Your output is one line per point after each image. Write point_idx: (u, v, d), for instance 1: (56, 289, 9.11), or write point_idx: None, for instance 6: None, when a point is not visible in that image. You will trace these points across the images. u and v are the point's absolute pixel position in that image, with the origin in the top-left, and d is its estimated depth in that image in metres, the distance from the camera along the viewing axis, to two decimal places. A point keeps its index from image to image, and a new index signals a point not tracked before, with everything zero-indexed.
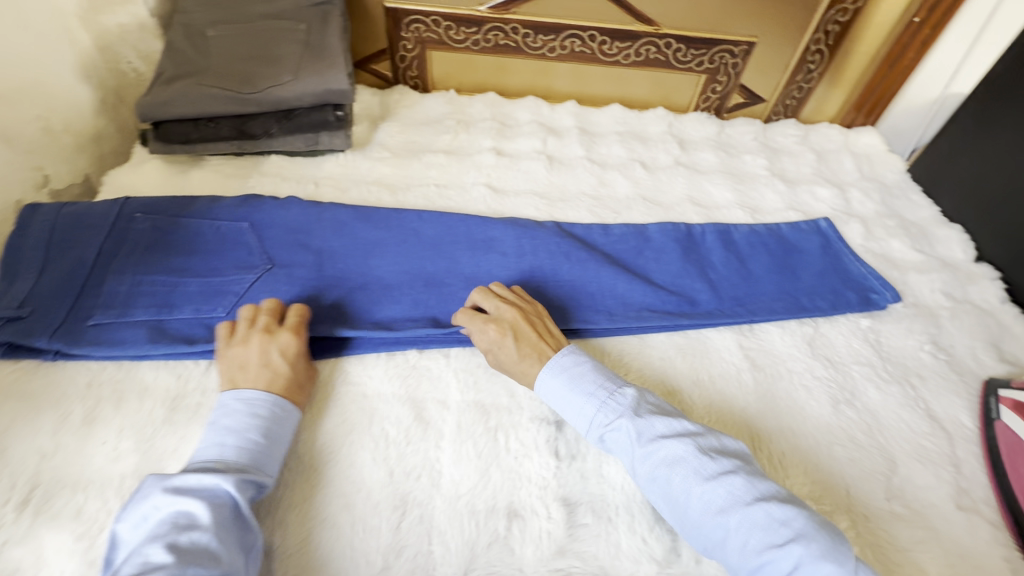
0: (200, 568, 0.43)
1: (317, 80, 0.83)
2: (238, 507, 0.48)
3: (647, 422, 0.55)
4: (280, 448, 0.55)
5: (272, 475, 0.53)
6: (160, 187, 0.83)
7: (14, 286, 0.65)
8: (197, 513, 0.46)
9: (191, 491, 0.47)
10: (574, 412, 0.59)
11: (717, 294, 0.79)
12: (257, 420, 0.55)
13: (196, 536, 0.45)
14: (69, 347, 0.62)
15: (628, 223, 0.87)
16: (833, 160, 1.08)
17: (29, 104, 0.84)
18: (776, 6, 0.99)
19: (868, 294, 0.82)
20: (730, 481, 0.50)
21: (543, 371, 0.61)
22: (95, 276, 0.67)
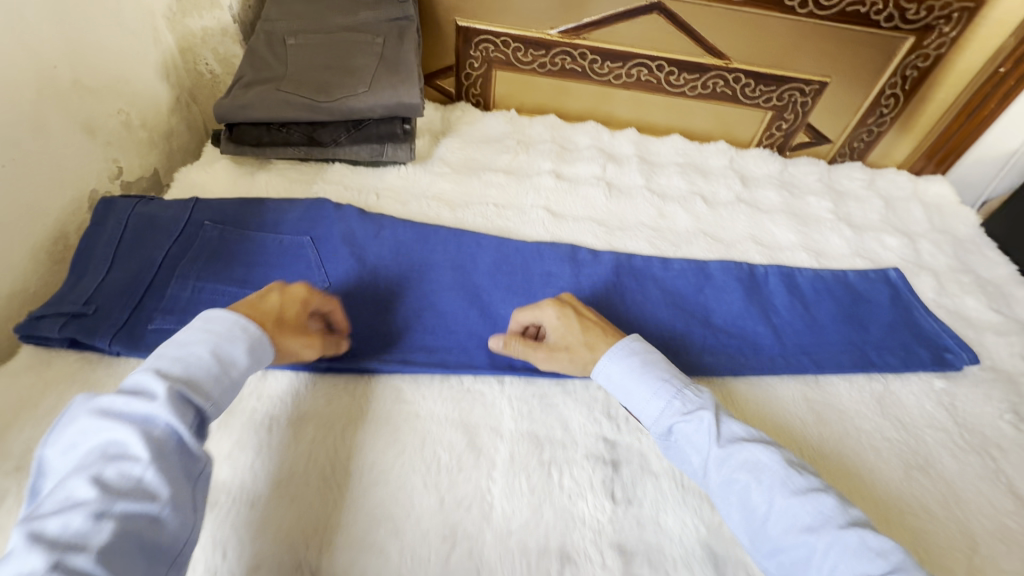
0: (131, 505, 0.39)
1: (390, 94, 0.84)
2: (176, 436, 0.44)
3: (725, 425, 0.55)
4: (231, 367, 0.51)
5: (220, 397, 0.49)
6: (228, 187, 0.84)
7: (79, 287, 0.66)
8: (127, 443, 0.41)
9: (123, 416, 0.43)
10: (643, 401, 0.59)
11: (782, 340, 0.76)
12: (207, 338, 0.50)
13: (127, 467, 0.41)
14: (129, 350, 0.61)
15: (689, 259, 0.84)
16: (901, 208, 1.04)
17: (112, 97, 0.87)
18: (855, 47, 0.96)
19: (943, 353, 0.77)
20: (820, 500, 0.49)
21: (608, 354, 0.62)
22: (159, 282, 0.68)
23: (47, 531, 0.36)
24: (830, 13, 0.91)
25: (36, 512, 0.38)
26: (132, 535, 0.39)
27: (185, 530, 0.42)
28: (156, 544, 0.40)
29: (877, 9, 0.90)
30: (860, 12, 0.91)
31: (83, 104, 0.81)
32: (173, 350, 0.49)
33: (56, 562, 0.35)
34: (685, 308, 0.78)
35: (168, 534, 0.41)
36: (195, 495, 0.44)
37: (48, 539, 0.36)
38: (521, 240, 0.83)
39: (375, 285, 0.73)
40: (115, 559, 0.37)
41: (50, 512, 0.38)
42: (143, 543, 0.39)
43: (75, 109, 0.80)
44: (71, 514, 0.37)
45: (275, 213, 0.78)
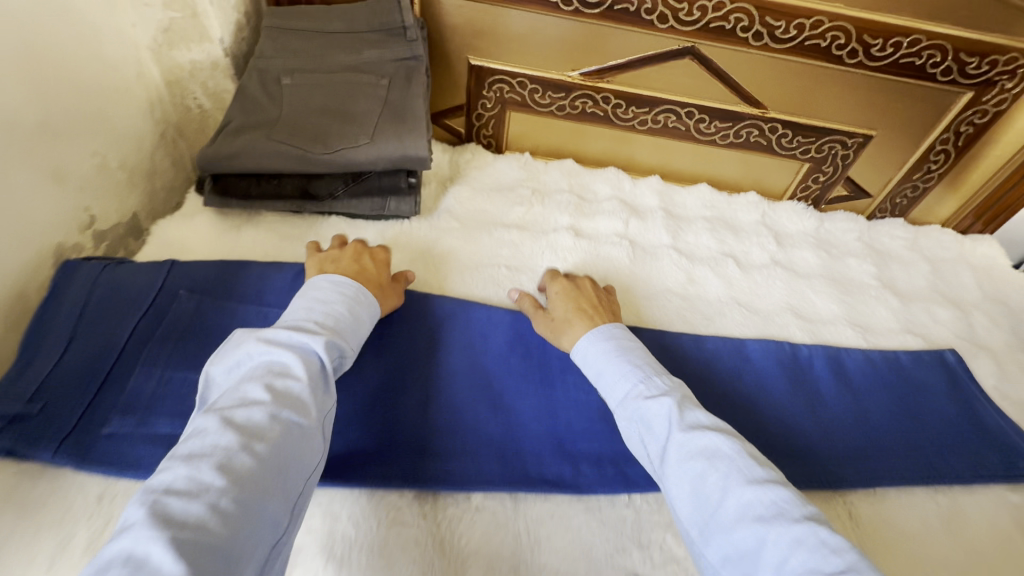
0: (293, 413, 0.46)
1: (394, 145, 0.75)
2: (323, 368, 0.51)
3: (690, 413, 0.53)
4: (359, 324, 0.59)
5: (352, 345, 0.57)
6: (212, 247, 0.76)
7: (26, 375, 0.57)
8: (290, 364, 0.49)
9: (286, 344, 0.51)
10: (610, 384, 0.59)
11: (831, 439, 0.68)
12: (344, 297, 0.59)
13: (289, 384, 0.48)
14: (75, 463, 0.53)
15: (723, 337, 0.76)
16: (949, 272, 0.94)
17: (89, 138, 0.78)
18: (905, 100, 0.87)
19: (1015, 458, 0.69)
20: (777, 492, 0.44)
21: (587, 335, 0.65)
22: (120, 369, 0.60)
23: (234, 418, 0.43)
24: (882, 64, 0.83)
25: (218, 404, 0.45)
26: (292, 439, 0.45)
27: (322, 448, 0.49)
28: (305, 452, 0.46)
29: (934, 61, 0.82)
30: (915, 63, 0.83)
31: (52, 150, 0.72)
32: (316, 303, 0.58)
33: (245, 443, 0.42)
34: (722, 398, 0.70)
35: (314, 446, 0.47)
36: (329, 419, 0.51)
37: (236, 425, 0.43)
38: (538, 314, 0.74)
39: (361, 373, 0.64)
40: (282, 454, 0.44)
41: (233, 406, 0.45)
42: (299, 449, 0.45)
43: (43, 157, 0.70)
44: (251, 409, 0.44)
45: (260, 284, 0.70)
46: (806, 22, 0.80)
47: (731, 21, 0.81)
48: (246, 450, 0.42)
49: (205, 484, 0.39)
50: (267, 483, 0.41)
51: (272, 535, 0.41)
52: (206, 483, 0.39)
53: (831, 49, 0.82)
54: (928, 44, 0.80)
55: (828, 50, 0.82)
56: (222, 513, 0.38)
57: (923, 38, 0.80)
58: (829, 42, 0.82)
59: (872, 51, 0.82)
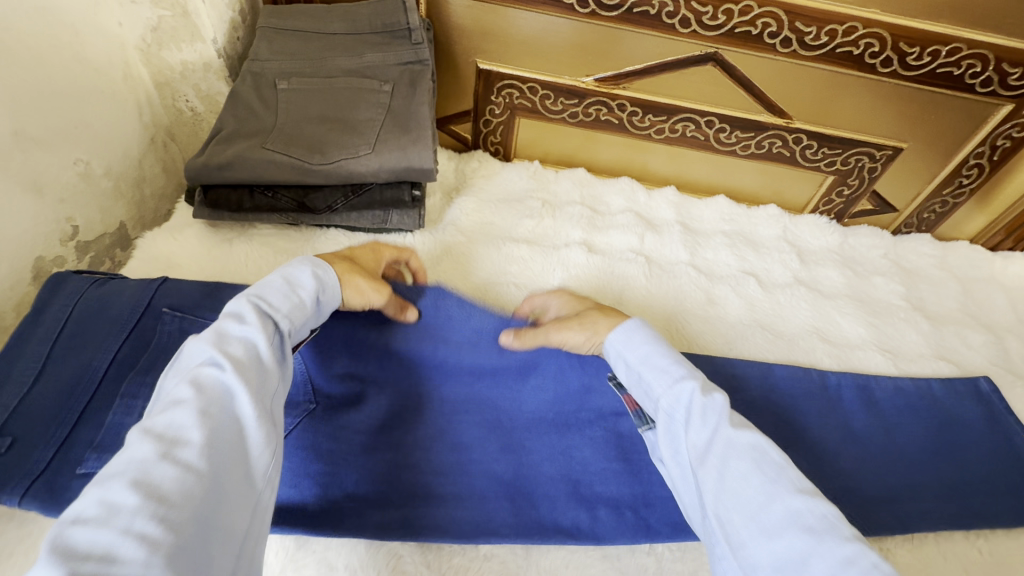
0: (222, 411, 0.40)
1: (398, 156, 0.70)
2: (260, 355, 0.45)
3: (735, 415, 0.48)
4: (308, 299, 0.52)
5: (295, 322, 0.50)
6: (202, 262, 0.71)
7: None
8: (216, 355, 0.43)
9: (218, 335, 0.44)
10: (659, 368, 0.52)
11: (864, 478, 0.63)
12: (287, 271, 0.52)
13: (219, 377, 0.42)
14: (43, 508, 0.49)
15: (749, 363, 0.72)
16: (980, 293, 0.90)
17: (71, 144, 0.73)
18: (940, 112, 0.83)
19: None
20: (827, 507, 0.40)
21: (628, 322, 0.58)
22: (99, 400, 0.55)
23: (155, 426, 0.38)
24: (916, 73, 0.78)
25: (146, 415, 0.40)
26: (224, 441, 0.39)
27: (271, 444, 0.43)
28: (243, 454, 0.41)
29: (974, 71, 0.77)
30: (952, 73, 0.78)
31: (28, 159, 0.67)
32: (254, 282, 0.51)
33: (164, 453, 0.36)
34: None
35: (257, 443, 0.42)
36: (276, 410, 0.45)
37: (156, 433, 0.37)
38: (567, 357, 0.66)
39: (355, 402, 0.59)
40: (212, 457, 0.38)
41: (156, 413, 0.39)
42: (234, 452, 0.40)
43: (17, 166, 0.66)
44: (174, 413, 0.39)
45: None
46: (838, 29, 0.75)
47: (757, 27, 0.76)
48: (167, 460, 0.36)
49: (118, 505, 0.33)
50: (194, 494, 0.36)
51: (212, 549, 0.36)
52: (120, 504, 0.33)
53: (864, 57, 0.77)
54: (968, 53, 0.76)
55: (860, 58, 0.78)
56: (139, 536, 0.32)
57: (964, 46, 0.75)
58: (862, 49, 0.77)
59: (908, 60, 0.77)
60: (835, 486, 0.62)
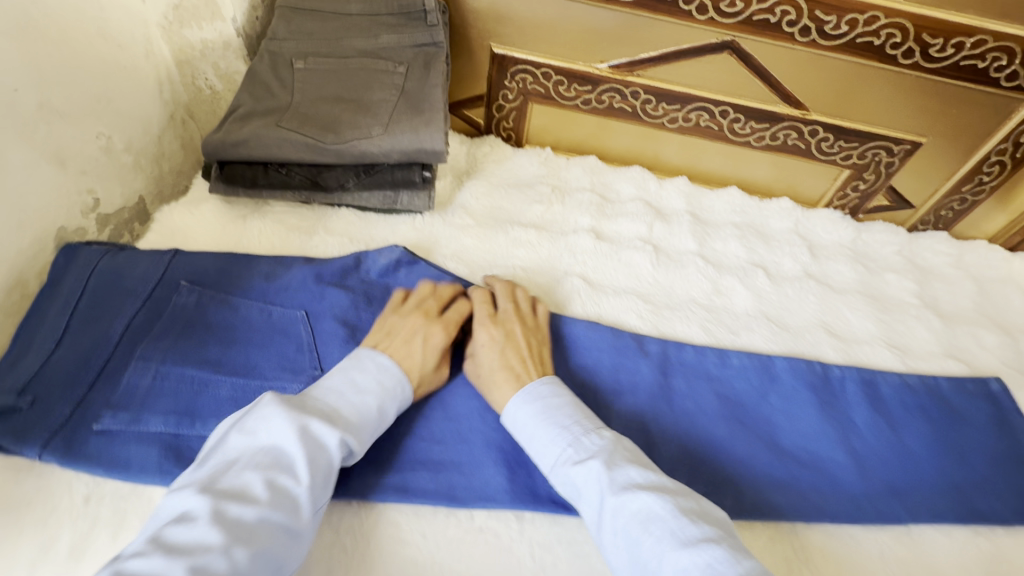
0: (284, 517, 0.43)
1: (409, 137, 0.71)
2: (330, 469, 0.48)
3: (620, 469, 0.49)
4: (383, 424, 0.54)
5: (366, 444, 0.52)
6: (216, 236, 0.73)
7: (16, 367, 0.55)
8: (299, 462, 0.46)
9: (305, 437, 0.47)
10: (544, 450, 0.53)
11: (863, 473, 0.62)
12: (378, 388, 0.54)
13: (290, 483, 0.45)
14: (63, 461, 0.51)
15: (750, 353, 0.71)
16: (996, 293, 0.88)
17: (93, 119, 0.75)
18: (962, 106, 0.81)
19: None
20: (710, 552, 0.41)
21: (516, 397, 0.57)
22: (115, 363, 0.57)
23: (226, 511, 0.41)
24: (939, 66, 0.77)
25: (217, 484, 0.43)
26: (275, 542, 0.42)
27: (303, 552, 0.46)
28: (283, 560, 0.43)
29: (999, 65, 0.76)
30: (977, 66, 0.76)
31: (53, 130, 0.69)
32: (346, 383, 0.54)
33: (227, 546, 0.39)
34: (747, 425, 0.65)
35: (298, 551, 0.44)
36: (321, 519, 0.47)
37: (226, 521, 0.41)
38: (553, 314, 0.72)
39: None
40: (262, 560, 0.41)
41: (230, 496, 0.42)
42: (280, 555, 0.42)
43: (42, 137, 0.68)
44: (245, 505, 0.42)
45: (263, 283, 0.67)
46: (859, 18, 0.74)
47: (776, 14, 0.75)
48: (227, 552, 0.39)
49: None
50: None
51: None
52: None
53: (884, 48, 0.76)
54: (994, 46, 0.74)
55: (881, 49, 0.76)
56: None
57: (989, 38, 0.73)
58: (883, 40, 0.75)
59: (930, 52, 0.76)
60: (829, 477, 0.62)
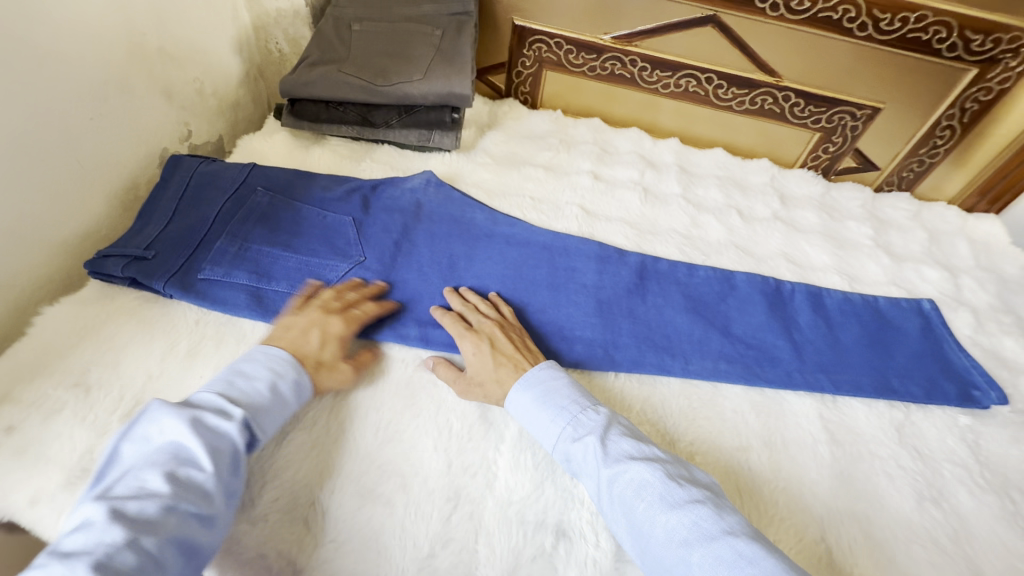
0: (191, 505, 0.45)
1: (443, 83, 0.88)
2: (234, 452, 0.50)
3: (616, 442, 0.54)
4: (284, 406, 0.57)
5: (269, 433, 0.55)
6: (284, 158, 0.91)
7: (143, 234, 0.73)
8: (197, 451, 0.48)
9: (199, 429, 0.49)
10: (544, 431, 0.58)
11: (801, 356, 0.77)
12: (270, 374, 0.58)
13: (193, 473, 0.47)
14: (180, 293, 0.68)
15: (716, 268, 0.86)
16: (946, 242, 1.00)
17: (191, 67, 0.94)
18: (912, 75, 0.95)
19: (970, 390, 0.76)
20: (696, 512, 0.47)
21: (516, 385, 0.62)
22: (212, 235, 0.75)
23: (125, 510, 0.42)
24: (890, 38, 0.91)
25: (113, 491, 0.44)
26: (185, 529, 0.44)
27: (220, 535, 0.47)
28: (198, 541, 0.45)
29: (940, 37, 0.89)
30: (921, 38, 0.90)
31: (164, 70, 0.88)
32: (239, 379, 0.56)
33: (132, 538, 0.41)
34: (706, 317, 0.79)
35: (210, 537, 0.46)
36: (233, 505, 0.49)
37: (126, 517, 0.42)
38: (554, 230, 0.87)
39: (397, 260, 0.79)
40: (170, 548, 0.42)
41: (127, 495, 0.44)
42: (193, 536, 0.44)
43: (156, 75, 0.87)
44: (146, 499, 0.43)
45: (323, 191, 0.84)
46: None
47: None
48: (132, 545, 0.40)
49: None
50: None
51: None
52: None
53: (842, 21, 0.90)
54: (934, 20, 0.88)
55: (839, 22, 0.91)
56: None
57: (929, 14, 0.87)
58: (840, 15, 0.90)
59: (881, 25, 0.90)
60: (770, 360, 0.75)
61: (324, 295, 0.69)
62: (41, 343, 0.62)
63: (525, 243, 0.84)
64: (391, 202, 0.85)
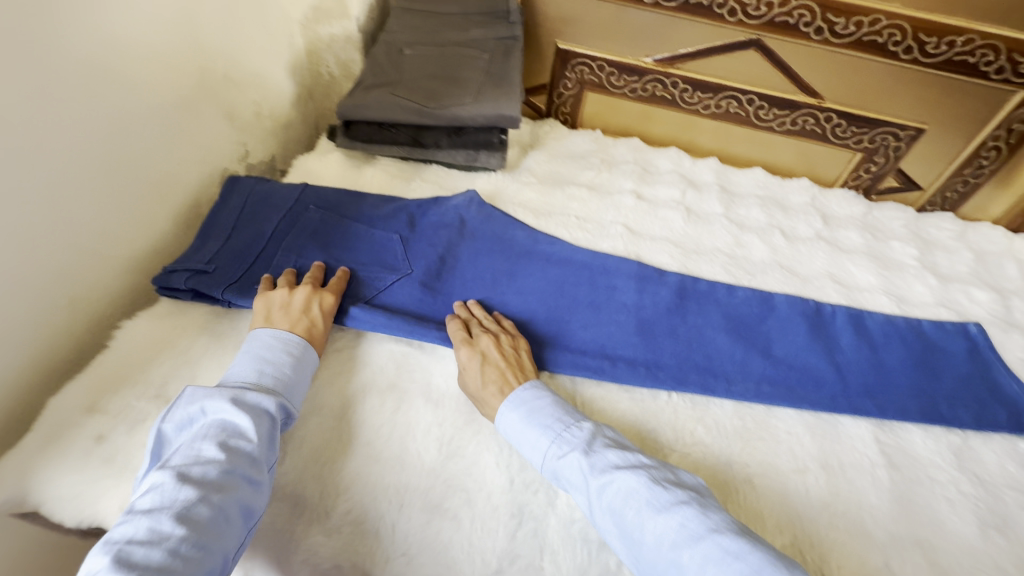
0: (244, 470, 0.51)
1: (493, 106, 0.91)
2: (273, 424, 0.56)
3: (600, 454, 0.56)
4: (303, 384, 0.63)
5: (299, 407, 0.61)
6: (338, 178, 0.94)
7: (204, 249, 0.77)
8: (241, 424, 0.53)
9: (242, 404, 0.55)
10: (532, 449, 0.59)
11: (847, 380, 0.76)
12: (289, 357, 0.63)
13: (242, 443, 0.52)
14: (237, 297, 0.71)
15: (755, 288, 0.86)
16: (993, 263, 0.99)
17: (251, 90, 0.98)
18: (958, 97, 0.95)
19: (1021, 414, 0.75)
20: (682, 513, 0.49)
21: (503, 405, 0.63)
22: (269, 250, 0.79)
23: (189, 475, 0.48)
24: (935, 61, 0.91)
25: (174, 461, 0.49)
26: (243, 490, 0.50)
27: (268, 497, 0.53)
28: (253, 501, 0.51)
29: (987, 60, 0.90)
30: (968, 61, 0.90)
31: (227, 94, 0.92)
32: (261, 362, 0.61)
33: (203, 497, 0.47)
34: (748, 336, 0.80)
35: (263, 497, 0.52)
36: (275, 471, 0.55)
37: (192, 481, 0.47)
38: (598, 251, 0.88)
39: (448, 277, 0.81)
40: (234, 504, 0.49)
41: (187, 464, 0.49)
42: (249, 496, 0.50)
43: (220, 99, 0.91)
44: (206, 465, 0.49)
45: (374, 211, 0.87)
46: (863, 20, 0.89)
47: (794, 17, 0.92)
48: (204, 502, 0.47)
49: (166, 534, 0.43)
50: (221, 531, 0.46)
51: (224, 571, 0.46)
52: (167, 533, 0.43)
53: (887, 45, 0.91)
54: (981, 43, 0.88)
55: (884, 46, 0.92)
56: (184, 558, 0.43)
57: (977, 37, 0.88)
58: (885, 38, 0.91)
59: (926, 49, 0.90)
60: (815, 380, 0.76)
61: (288, 277, 0.73)
62: (122, 358, 0.65)
63: (569, 262, 0.85)
64: (436, 219, 0.87)
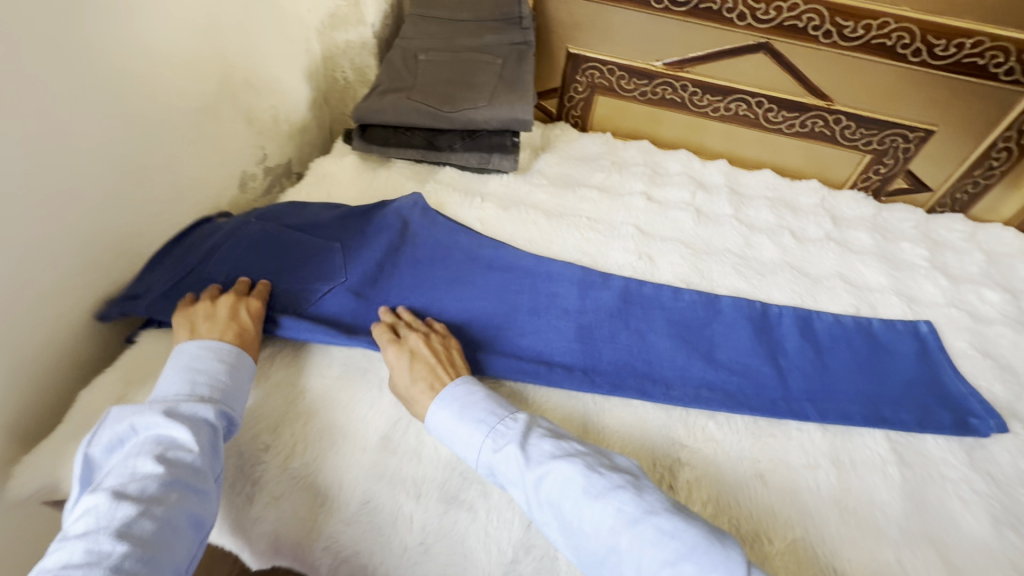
0: (186, 481, 0.51)
1: (506, 109, 0.93)
2: (213, 433, 0.56)
3: (533, 445, 0.56)
4: (242, 388, 0.62)
5: (241, 413, 0.61)
6: (354, 180, 0.96)
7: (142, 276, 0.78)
8: (179, 436, 0.53)
9: (176, 417, 0.54)
10: (467, 445, 0.59)
11: (788, 385, 0.76)
12: (222, 364, 0.62)
13: (181, 454, 0.52)
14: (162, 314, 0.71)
15: (700, 291, 0.86)
16: (1005, 264, 0.99)
17: (269, 95, 1.01)
18: (968, 98, 0.96)
19: (966, 418, 0.74)
20: (619, 499, 0.50)
21: (433, 403, 0.62)
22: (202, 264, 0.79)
23: (126, 492, 0.48)
24: (944, 63, 0.92)
25: (107, 482, 0.49)
26: (187, 501, 0.50)
27: (217, 505, 0.54)
28: (201, 510, 0.51)
29: (997, 61, 0.90)
30: (978, 63, 0.91)
31: (247, 99, 0.95)
32: (195, 372, 0.60)
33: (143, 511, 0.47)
34: (691, 340, 0.80)
35: (210, 505, 0.53)
36: (220, 480, 0.55)
37: (130, 498, 0.48)
38: (546, 253, 0.88)
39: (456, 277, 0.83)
40: (180, 515, 0.49)
41: (122, 483, 0.49)
42: (196, 506, 0.51)
43: (240, 104, 0.94)
44: (144, 481, 0.49)
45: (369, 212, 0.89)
46: (873, 23, 0.91)
47: (803, 21, 0.93)
48: (146, 516, 0.47)
49: (106, 552, 0.44)
50: (169, 543, 0.47)
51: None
52: (107, 551, 0.44)
53: (896, 48, 0.92)
54: (992, 45, 0.89)
55: (893, 49, 0.93)
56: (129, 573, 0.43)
57: (987, 39, 0.88)
58: (894, 41, 0.92)
59: (936, 51, 0.91)
60: (803, 379, 0.77)
61: (210, 290, 0.72)
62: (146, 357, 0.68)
63: (516, 266, 0.85)
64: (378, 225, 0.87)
